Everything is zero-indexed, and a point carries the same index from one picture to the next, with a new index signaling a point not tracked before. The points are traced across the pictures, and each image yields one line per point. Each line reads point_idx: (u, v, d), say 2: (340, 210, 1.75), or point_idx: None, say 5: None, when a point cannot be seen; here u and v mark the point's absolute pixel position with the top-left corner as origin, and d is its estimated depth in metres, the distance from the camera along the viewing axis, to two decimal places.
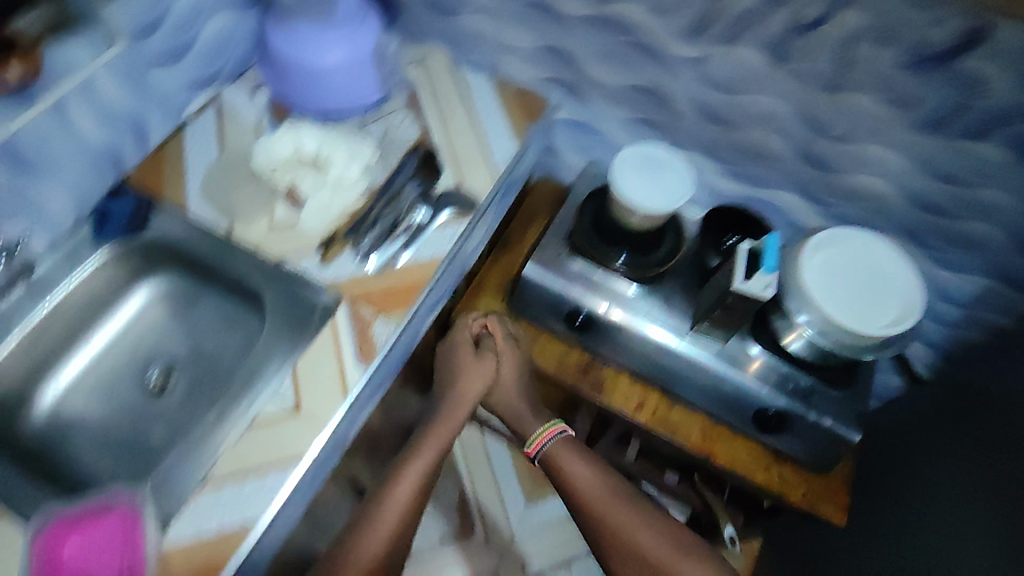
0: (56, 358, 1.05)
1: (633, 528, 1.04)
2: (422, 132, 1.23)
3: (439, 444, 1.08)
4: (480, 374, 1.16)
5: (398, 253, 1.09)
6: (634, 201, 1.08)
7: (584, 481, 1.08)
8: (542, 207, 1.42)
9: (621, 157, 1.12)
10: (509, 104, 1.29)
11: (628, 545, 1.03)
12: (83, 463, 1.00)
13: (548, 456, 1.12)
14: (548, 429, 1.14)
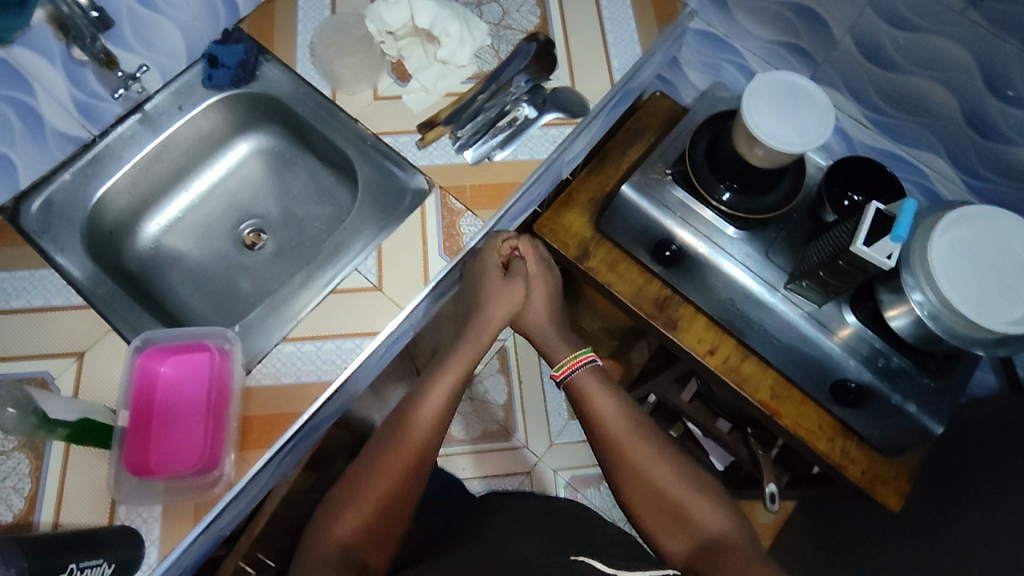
0: (160, 195, 1.10)
1: (658, 479, 0.82)
2: (540, 21, 1.13)
3: (450, 373, 0.90)
4: (514, 297, 0.97)
5: (497, 148, 1.04)
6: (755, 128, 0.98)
7: (612, 427, 0.87)
8: (651, 126, 1.31)
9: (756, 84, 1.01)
10: (641, 3, 1.17)
11: (659, 513, 0.81)
12: (173, 296, 1.06)
13: (573, 394, 0.93)
14: (574, 360, 0.94)
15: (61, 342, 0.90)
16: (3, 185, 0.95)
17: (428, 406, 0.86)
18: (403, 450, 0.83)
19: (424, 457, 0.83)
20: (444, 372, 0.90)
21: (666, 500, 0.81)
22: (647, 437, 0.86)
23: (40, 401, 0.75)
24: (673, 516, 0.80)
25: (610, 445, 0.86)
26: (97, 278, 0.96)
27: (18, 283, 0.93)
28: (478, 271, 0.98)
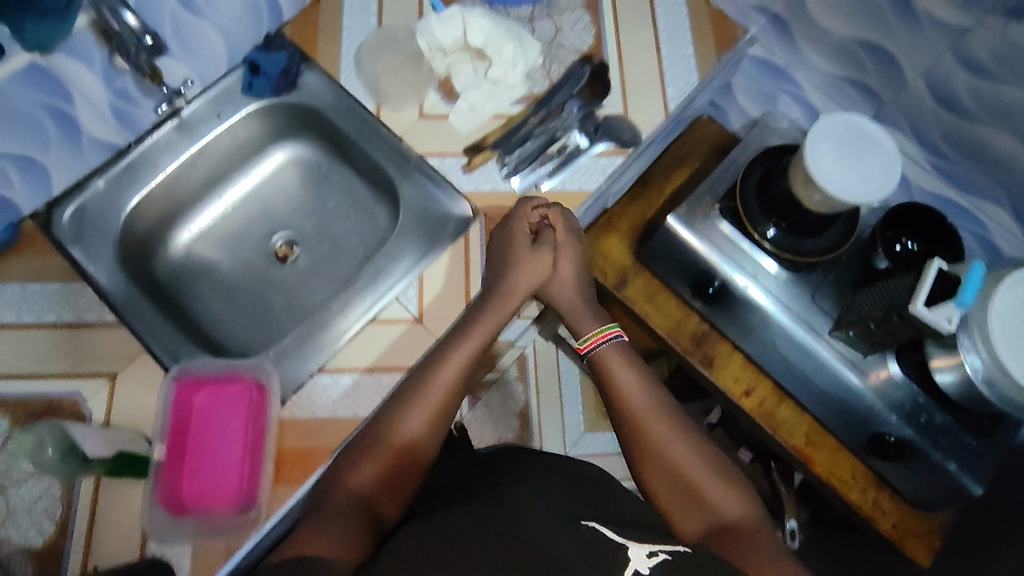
0: (194, 202, 1.07)
1: (677, 457, 0.79)
2: (595, 41, 1.08)
3: (473, 338, 0.84)
4: (538, 267, 0.91)
5: (545, 178, 1.00)
6: (810, 161, 0.93)
7: (632, 403, 0.84)
8: (695, 151, 1.25)
9: (830, 120, 0.95)
10: (701, 24, 1.11)
11: (677, 490, 0.78)
12: (203, 309, 1.04)
13: (595, 369, 0.88)
14: (600, 333, 0.90)
15: (92, 362, 0.88)
16: (37, 193, 0.93)
17: (449, 370, 0.81)
18: (422, 411, 0.79)
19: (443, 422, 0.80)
20: (465, 338, 0.84)
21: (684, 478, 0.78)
22: (668, 416, 0.83)
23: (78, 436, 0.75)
24: (691, 494, 0.77)
25: (629, 422, 0.83)
26: (128, 290, 0.95)
27: (52, 295, 0.91)
28: (504, 237, 0.93)
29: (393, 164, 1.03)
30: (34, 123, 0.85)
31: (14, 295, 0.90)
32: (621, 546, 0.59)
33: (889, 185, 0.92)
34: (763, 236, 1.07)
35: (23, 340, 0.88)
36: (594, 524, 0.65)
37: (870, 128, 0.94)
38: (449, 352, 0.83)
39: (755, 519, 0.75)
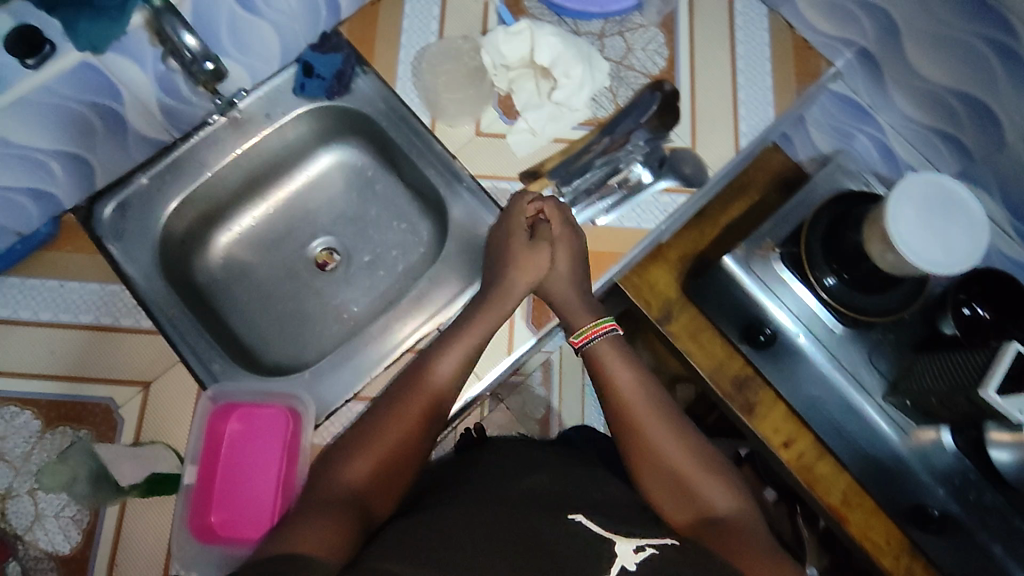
0: (236, 202, 1.04)
1: (676, 463, 0.73)
2: (667, 65, 1.02)
3: (466, 335, 0.82)
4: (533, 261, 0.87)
5: (602, 212, 0.95)
6: (891, 204, 0.88)
7: (630, 400, 0.77)
8: (756, 184, 1.15)
9: (932, 177, 0.89)
10: (781, 56, 1.04)
11: (674, 496, 0.73)
12: (239, 314, 1.02)
13: (590, 363, 0.81)
14: (596, 326, 0.82)
15: (126, 369, 0.87)
16: (79, 188, 0.90)
17: (443, 367, 0.79)
18: (414, 396, 0.76)
19: (436, 405, 0.77)
20: (465, 328, 0.83)
21: (682, 484, 0.73)
22: (668, 415, 0.77)
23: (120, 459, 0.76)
24: (687, 500, 0.72)
25: (625, 422, 0.76)
26: (167, 295, 0.92)
27: (89, 295, 0.89)
28: (502, 235, 0.90)
29: (443, 182, 0.97)
30: (82, 122, 0.82)
31: (52, 293, 0.88)
32: (607, 540, 0.61)
33: (962, 263, 0.86)
34: (823, 286, 1.02)
35: (58, 341, 0.87)
36: (581, 519, 0.65)
37: (968, 201, 0.88)
38: (438, 354, 0.81)
39: (754, 526, 0.71)
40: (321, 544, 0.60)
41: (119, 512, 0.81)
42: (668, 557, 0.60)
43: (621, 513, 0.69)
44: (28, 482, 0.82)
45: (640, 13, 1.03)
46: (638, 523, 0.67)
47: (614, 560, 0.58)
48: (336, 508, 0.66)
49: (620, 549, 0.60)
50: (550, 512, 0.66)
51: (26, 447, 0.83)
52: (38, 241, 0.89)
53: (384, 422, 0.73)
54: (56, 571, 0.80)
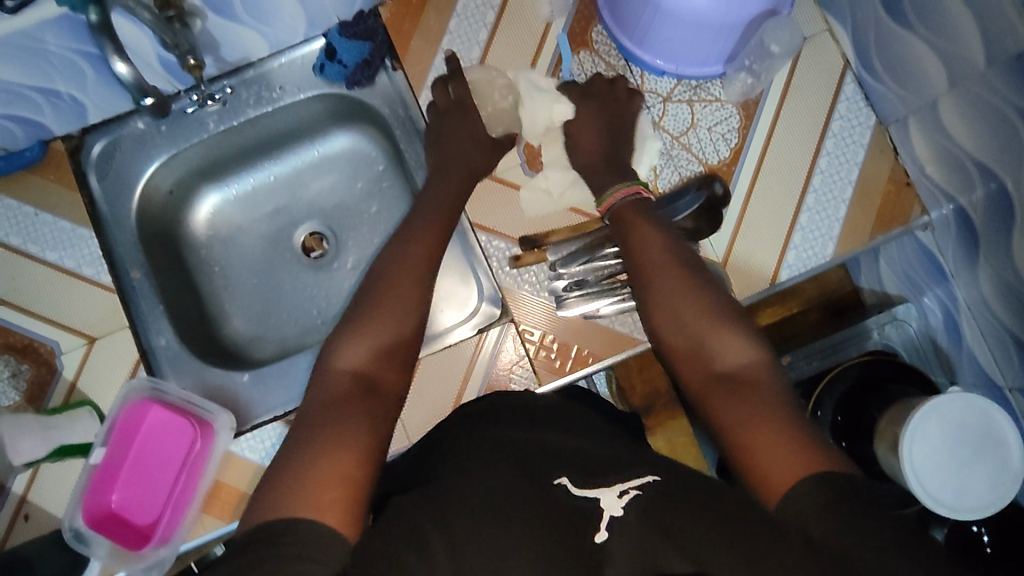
0: (232, 166, 0.98)
1: (690, 320, 0.69)
2: (729, 157, 0.87)
3: (386, 301, 0.72)
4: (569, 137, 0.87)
5: (595, 306, 0.87)
6: (927, 410, 0.75)
7: (654, 267, 0.74)
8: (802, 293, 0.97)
9: (989, 407, 0.75)
10: (868, 184, 0.88)
11: (693, 363, 0.68)
12: (208, 276, 0.98)
13: (625, 222, 0.79)
14: (621, 190, 0.81)
15: (76, 318, 0.87)
16: (70, 118, 0.86)
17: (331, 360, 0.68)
18: (359, 336, 0.69)
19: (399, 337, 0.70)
20: (395, 290, 0.73)
21: (697, 346, 0.68)
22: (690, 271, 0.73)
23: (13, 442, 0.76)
24: (704, 362, 0.67)
25: (652, 281, 0.73)
26: (135, 248, 0.88)
27: (59, 232, 0.88)
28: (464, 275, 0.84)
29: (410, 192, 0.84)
30: (72, 66, 0.77)
31: (26, 220, 0.88)
32: (593, 501, 0.53)
33: (960, 509, 0.74)
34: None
35: (22, 272, 0.87)
36: (565, 481, 0.56)
37: (1012, 452, 0.75)
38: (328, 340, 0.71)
39: (775, 380, 0.64)
40: (333, 503, 0.52)
41: (30, 473, 0.83)
42: (659, 503, 0.52)
43: (615, 467, 0.59)
44: None
45: (721, 84, 0.89)
46: (631, 465, 0.60)
47: (602, 513, 0.51)
48: (348, 432, 0.59)
49: (604, 501, 0.52)
50: (530, 473, 0.57)
51: None
52: (24, 163, 0.88)
53: (346, 350, 0.68)
54: None
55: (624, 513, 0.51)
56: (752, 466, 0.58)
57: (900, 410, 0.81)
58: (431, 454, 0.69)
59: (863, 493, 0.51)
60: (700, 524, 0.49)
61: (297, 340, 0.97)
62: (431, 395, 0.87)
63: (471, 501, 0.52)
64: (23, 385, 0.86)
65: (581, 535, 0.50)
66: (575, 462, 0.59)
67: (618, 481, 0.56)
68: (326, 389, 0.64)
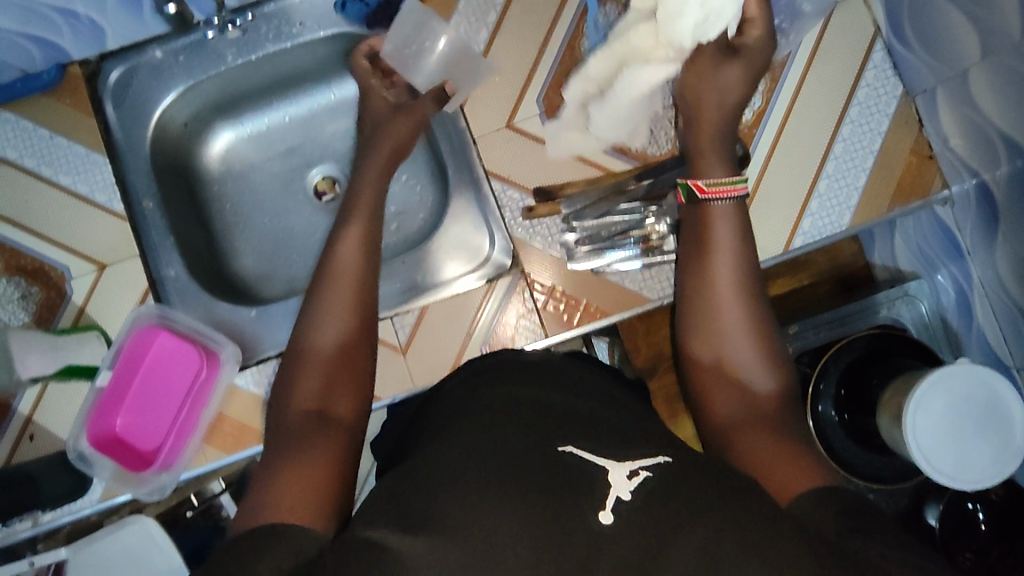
0: (250, 102, 0.97)
1: (731, 344, 0.67)
2: (751, 118, 0.86)
3: (342, 294, 0.71)
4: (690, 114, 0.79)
5: (607, 263, 0.86)
6: (934, 380, 0.75)
7: (711, 282, 0.69)
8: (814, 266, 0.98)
9: (998, 382, 0.76)
10: (889, 155, 0.87)
11: (725, 379, 0.66)
12: (220, 213, 0.98)
13: (691, 221, 0.75)
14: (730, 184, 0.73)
15: (88, 244, 0.87)
16: (87, 43, 0.85)
17: (336, 295, 0.71)
18: (306, 362, 0.67)
19: (351, 350, 0.68)
20: (332, 306, 0.70)
21: (728, 375, 0.66)
22: (746, 292, 0.69)
23: (19, 360, 0.77)
24: (733, 386, 0.65)
25: (703, 299, 0.69)
26: (148, 177, 0.88)
27: (73, 157, 0.88)
28: None
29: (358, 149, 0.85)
30: None
31: (41, 143, 0.88)
32: (600, 469, 0.50)
33: (959, 479, 0.75)
34: (815, 410, 0.90)
35: (35, 195, 0.87)
36: (573, 449, 0.53)
37: (1016, 428, 0.76)
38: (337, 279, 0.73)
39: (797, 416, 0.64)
40: (305, 512, 0.53)
41: (38, 391, 0.84)
42: (665, 486, 0.49)
43: (618, 438, 0.55)
44: None
45: None
46: (639, 436, 0.56)
47: (608, 490, 0.48)
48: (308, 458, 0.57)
49: (611, 477, 0.49)
50: (533, 438, 0.54)
51: None
52: (40, 86, 0.87)
53: (299, 375, 0.66)
54: None
55: (631, 498, 0.48)
56: (768, 478, 0.56)
57: (905, 382, 0.81)
58: (418, 428, 0.69)
59: (874, 509, 0.51)
60: (693, 503, 0.48)
61: (305, 281, 0.97)
62: (438, 340, 0.87)
63: (462, 485, 0.50)
64: (34, 307, 0.86)
65: (583, 508, 0.47)
66: (569, 420, 0.57)
67: (630, 453, 0.52)
68: (294, 383, 0.66)
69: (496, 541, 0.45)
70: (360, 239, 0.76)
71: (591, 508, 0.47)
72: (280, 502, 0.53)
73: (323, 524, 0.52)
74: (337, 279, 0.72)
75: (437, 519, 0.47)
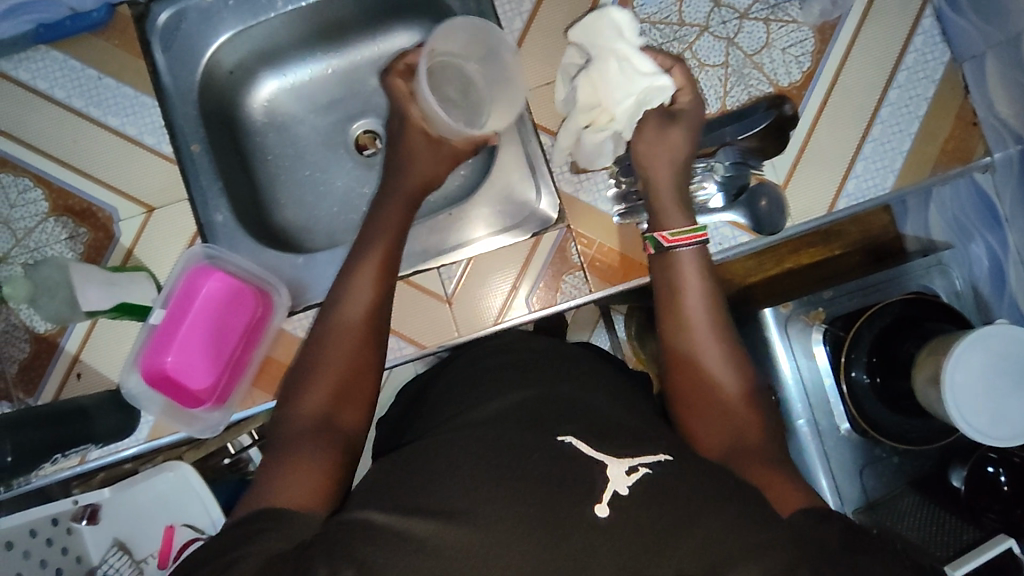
0: (296, 51, 0.96)
1: (714, 378, 0.66)
2: (800, 80, 0.88)
3: (375, 251, 0.71)
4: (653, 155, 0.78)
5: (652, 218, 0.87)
6: (970, 339, 0.75)
7: (691, 319, 0.68)
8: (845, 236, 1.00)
9: None
10: (935, 119, 0.88)
11: (712, 414, 0.65)
12: (262, 163, 0.97)
13: (662, 264, 0.72)
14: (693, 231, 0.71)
15: (135, 186, 0.87)
16: None
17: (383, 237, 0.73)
18: (337, 336, 0.65)
19: (367, 336, 0.65)
20: (355, 290, 0.68)
21: (717, 403, 0.65)
22: (720, 326, 0.68)
23: (79, 290, 0.77)
24: (719, 420, 0.64)
25: (685, 339, 0.68)
26: (196, 121, 0.88)
27: (122, 100, 0.88)
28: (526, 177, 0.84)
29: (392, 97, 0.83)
30: None
31: (89, 83, 0.88)
32: (598, 464, 0.52)
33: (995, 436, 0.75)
34: (848, 377, 0.91)
35: (83, 135, 0.88)
36: (569, 440, 0.56)
37: None
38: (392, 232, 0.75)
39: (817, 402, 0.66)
40: (312, 494, 0.54)
41: (86, 328, 0.85)
42: (666, 480, 0.52)
43: (629, 437, 0.58)
44: (23, 256, 0.86)
45: (799, 5, 0.88)
46: (639, 435, 0.59)
47: (605, 485, 0.50)
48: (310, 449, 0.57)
49: (610, 471, 0.52)
50: (535, 429, 0.57)
51: (30, 223, 0.87)
52: (90, 25, 0.88)
53: (326, 350, 0.64)
54: (28, 343, 0.85)
55: (628, 491, 0.50)
56: (770, 490, 0.57)
57: (941, 341, 0.80)
58: (435, 409, 0.71)
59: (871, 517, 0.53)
60: (697, 491, 0.51)
61: (345, 234, 0.97)
62: (482, 292, 0.89)
63: (471, 473, 0.52)
64: (81, 247, 0.87)
65: (579, 501, 0.49)
66: (571, 415, 0.60)
67: (632, 451, 0.55)
68: (340, 331, 0.65)
69: (489, 535, 0.47)
70: (400, 191, 0.77)
71: (588, 499, 0.49)
72: (284, 487, 0.54)
73: (325, 508, 0.54)
74: (384, 226, 0.74)
75: (461, 508, 0.49)
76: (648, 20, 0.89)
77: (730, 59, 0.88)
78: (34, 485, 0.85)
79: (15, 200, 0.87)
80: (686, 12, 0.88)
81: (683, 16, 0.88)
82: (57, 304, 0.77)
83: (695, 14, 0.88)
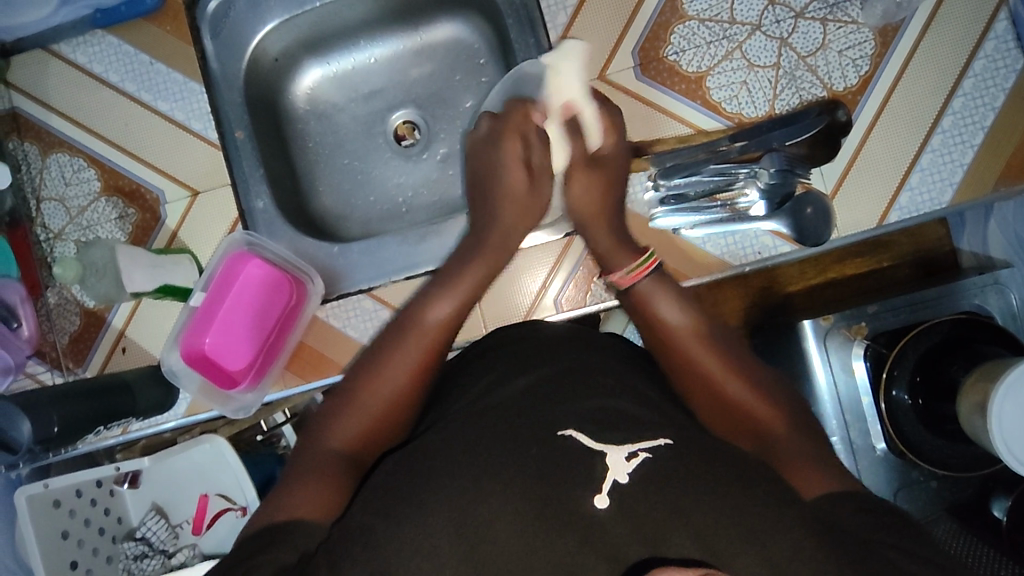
0: (341, 41, 0.96)
1: (731, 390, 0.63)
2: (858, 86, 0.86)
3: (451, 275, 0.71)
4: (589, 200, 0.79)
5: (691, 224, 0.85)
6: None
7: (687, 345, 0.66)
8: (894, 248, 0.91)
9: None
10: (1004, 132, 0.86)
11: (727, 420, 0.63)
12: (301, 149, 0.98)
13: (631, 305, 0.71)
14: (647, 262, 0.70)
15: (181, 169, 0.90)
16: None
17: None
18: (401, 340, 0.66)
19: (425, 354, 0.66)
20: (428, 306, 0.69)
21: (731, 407, 0.63)
22: (710, 329, 0.67)
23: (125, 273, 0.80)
24: (749, 420, 0.62)
25: (676, 345, 0.67)
26: (241, 108, 0.88)
27: (172, 85, 0.91)
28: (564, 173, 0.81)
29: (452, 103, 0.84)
30: None
31: (142, 69, 0.91)
32: (597, 455, 0.51)
33: None
34: (888, 396, 0.83)
35: (136, 119, 0.91)
36: (571, 433, 0.54)
37: None
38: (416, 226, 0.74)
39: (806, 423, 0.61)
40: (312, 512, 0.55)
41: (132, 306, 0.90)
42: (663, 472, 0.50)
43: (629, 417, 0.55)
44: (76, 233, 0.90)
45: (861, 6, 0.86)
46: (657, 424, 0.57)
47: (604, 474, 0.50)
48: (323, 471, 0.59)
49: (610, 459, 0.51)
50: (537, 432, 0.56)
51: (83, 201, 0.91)
52: (143, 11, 0.90)
53: (386, 357, 0.66)
54: (78, 317, 0.90)
55: (629, 480, 0.50)
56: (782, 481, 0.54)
57: (992, 367, 0.72)
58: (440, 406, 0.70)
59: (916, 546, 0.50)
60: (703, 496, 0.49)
61: (380, 223, 0.97)
62: (514, 288, 0.91)
63: (479, 472, 0.52)
64: (130, 227, 0.90)
65: (579, 489, 0.50)
66: None
67: (630, 433, 0.53)
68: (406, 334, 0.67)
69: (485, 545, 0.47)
70: None
71: (588, 488, 0.50)
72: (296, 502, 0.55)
73: (336, 514, 0.56)
74: None
75: (470, 514, 0.49)
76: (698, 17, 0.87)
77: (783, 60, 0.86)
78: (80, 451, 0.90)
79: (70, 179, 0.91)
80: (738, 9, 0.86)
81: (735, 13, 0.86)
82: (103, 287, 0.81)
83: (747, 12, 0.86)
